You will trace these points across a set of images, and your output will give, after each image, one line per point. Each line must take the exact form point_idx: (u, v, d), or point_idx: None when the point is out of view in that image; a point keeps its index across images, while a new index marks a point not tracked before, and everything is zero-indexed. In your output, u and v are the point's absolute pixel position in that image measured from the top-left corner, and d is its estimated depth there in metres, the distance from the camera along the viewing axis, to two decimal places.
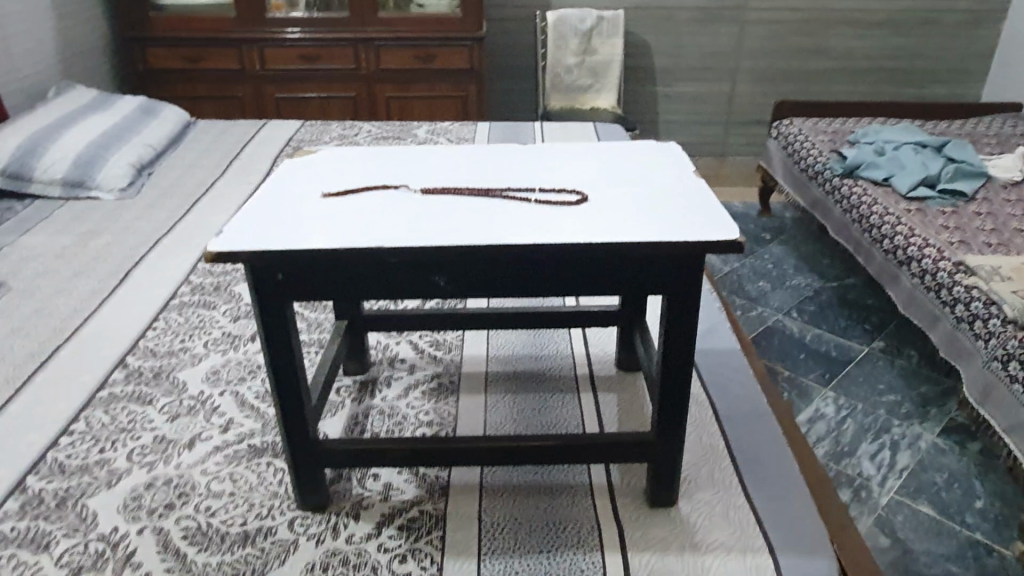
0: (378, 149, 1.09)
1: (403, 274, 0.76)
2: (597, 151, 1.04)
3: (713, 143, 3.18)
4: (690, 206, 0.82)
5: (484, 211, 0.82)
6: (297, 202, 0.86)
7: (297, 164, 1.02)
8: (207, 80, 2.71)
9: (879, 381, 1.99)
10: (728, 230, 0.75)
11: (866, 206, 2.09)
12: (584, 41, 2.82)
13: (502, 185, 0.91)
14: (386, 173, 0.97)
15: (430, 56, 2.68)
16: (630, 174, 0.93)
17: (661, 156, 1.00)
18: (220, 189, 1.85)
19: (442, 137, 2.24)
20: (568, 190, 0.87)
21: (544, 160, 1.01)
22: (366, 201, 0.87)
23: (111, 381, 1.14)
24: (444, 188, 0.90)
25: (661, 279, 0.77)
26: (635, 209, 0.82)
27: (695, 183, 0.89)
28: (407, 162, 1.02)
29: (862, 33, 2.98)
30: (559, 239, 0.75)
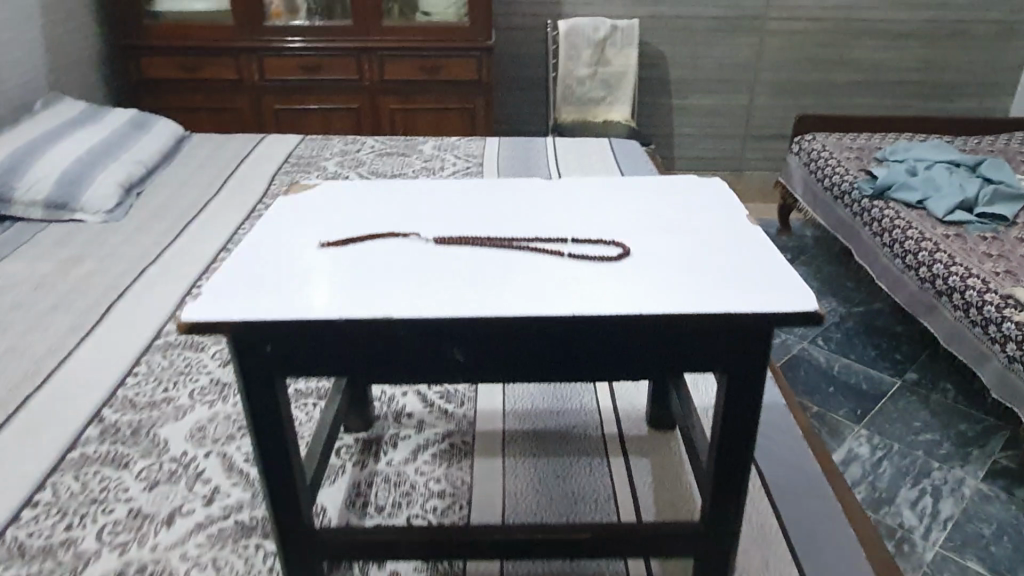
0: (381, 182, 0.97)
1: (415, 346, 0.64)
2: (631, 186, 0.91)
3: (729, 158, 3.06)
4: (751, 264, 0.69)
5: (508, 268, 0.70)
6: (286, 255, 0.74)
7: (289, 203, 0.90)
8: (205, 91, 2.59)
9: (914, 418, 1.87)
10: (801, 296, 0.63)
11: (899, 230, 1.97)
12: (597, 52, 2.70)
13: (527, 232, 0.78)
14: (392, 215, 0.85)
15: (437, 66, 2.56)
16: (676, 217, 0.80)
17: (707, 192, 0.88)
18: (214, 211, 1.73)
19: (449, 154, 2.12)
20: (604, 239, 0.75)
21: (574, 198, 0.89)
22: (369, 252, 0.75)
23: (84, 439, 1.02)
24: (460, 234, 0.77)
25: (721, 352, 0.65)
26: (687, 267, 0.70)
27: (753, 231, 0.76)
28: (414, 200, 0.90)
29: (887, 44, 2.87)
30: (600, 307, 0.63)
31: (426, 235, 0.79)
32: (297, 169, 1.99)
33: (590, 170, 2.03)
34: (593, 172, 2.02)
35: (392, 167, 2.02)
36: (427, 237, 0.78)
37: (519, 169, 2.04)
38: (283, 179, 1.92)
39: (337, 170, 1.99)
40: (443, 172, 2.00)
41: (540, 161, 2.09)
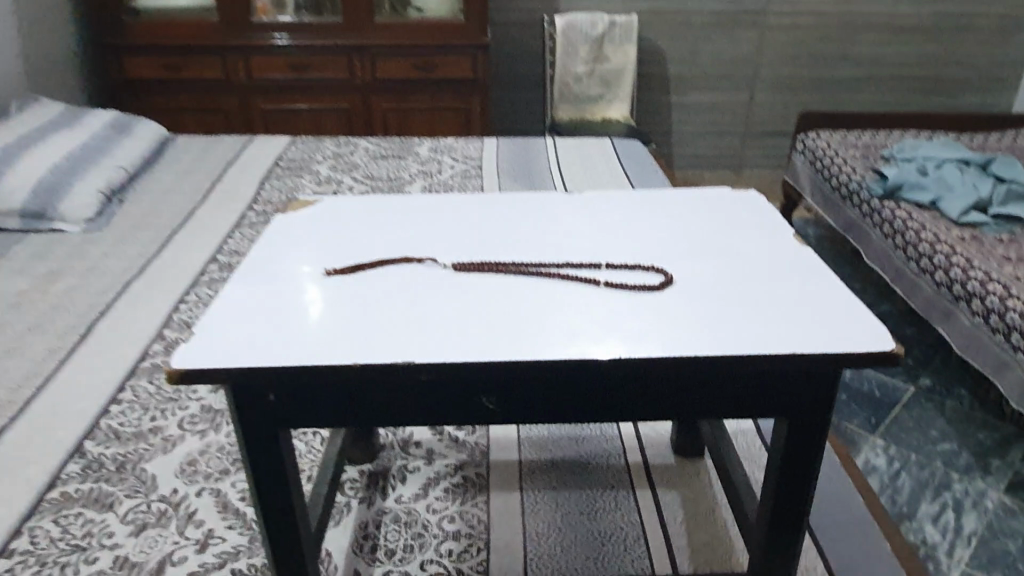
0: (385, 198, 0.90)
1: (440, 393, 0.57)
2: (663, 203, 0.85)
3: (729, 156, 3.00)
4: (811, 294, 0.63)
5: (541, 301, 0.63)
6: (286, 287, 0.67)
7: (284, 224, 0.82)
8: (189, 91, 2.50)
9: (930, 426, 1.81)
10: (874, 335, 0.57)
11: (911, 233, 1.91)
12: (595, 48, 2.63)
13: (554, 258, 0.72)
14: (402, 237, 0.78)
15: (431, 64, 2.48)
16: (716, 240, 0.74)
17: (747, 211, 0.81)
18: (202, 220, 1.64)
19: (447, 156, 2.04)
20: (642, 264, 0.69)
21: (601, 217, 0.82)
22: (382, 281, 0.67)
23: (65, 476, 0.93)
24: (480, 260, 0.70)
25: (782, 395, 0.59)
26: (738, 298, 0.63)
27: (805, 256, 0.70)
28: (423, 218, 0.83)
29: (890, 39, 2.81)
30: (648, 348, 0.56)
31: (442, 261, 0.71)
32: (288, 173, 1.91)
33: (593, 172, 1.95)
34: (597, 174, 1.94)
35: (387, 170, 1.94)
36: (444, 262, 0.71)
37: (521, 170, 1.96)
38: (273, 184, 1.83)
39: (330, 174, 1.91)
40: (441, 175, 1.92)
41: (542, 163, 2.01)
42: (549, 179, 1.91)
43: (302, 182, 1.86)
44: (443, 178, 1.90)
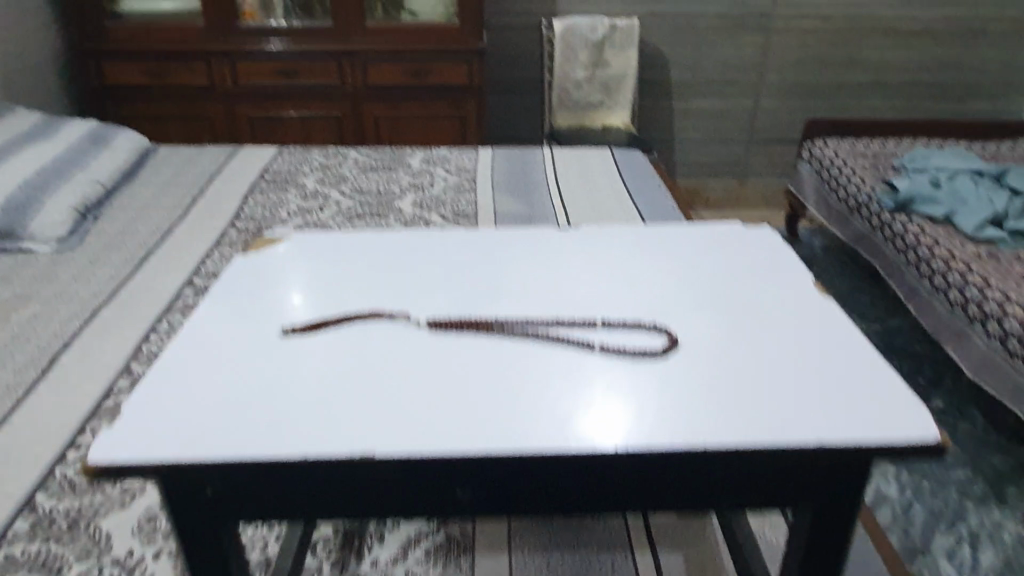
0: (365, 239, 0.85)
1: (415, 485, 0.54)
2: (664, 250, 0.81)
3: (733, 164, 2.92)
4: (832, 369, 0.60)
5: (533, 372, 0.59)
6: (254, 353, 0.62)
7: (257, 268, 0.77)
8: (174, 98, 2.42)
9: (943, 451, 1.73)
10: (913, 421, 0.54)
11: (923, 248, 1.83)
12: (595, 53, 2.55)
13: (547, 314, 0.68)
14: (386, 287, 0.73)
15: (424, 71, 2.39)
16: (728, 299, 0.70)
17: (755, 261, 0.79)
18: (179, 238, 1.57)
19: (439, 167, 1.96)
20: (641, 324, 0.65)
21: (602, 264, 0.78)
22: (362, 345, 0.63)
23: (10, 536, 0.85)
24: (459, 317, 0.66)
25: (785, 480, 0.56)
26: (746, 375, 0.60)
27: (821, 318, 0.67)
28: (409, 263, 0.78)
29: (897, 43, 2.72)
30: (659, 437, 0.52)
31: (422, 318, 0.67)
32: (272, 186, 1.82)
33: (591, 184, 1.87)
34: (595, 186, 1.86)
35: (377, 183, 1.85)
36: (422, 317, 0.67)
37: (515, 183, 1.88)
38: (257, 199, 1.75)
39: (317, 188, 1.82)
40: (433, 189, 1.83)
41: (538, 175, 1.93)
42: (544, 192, 1.83)
43: (287, 197, 1.77)
44: (435, 192, 1.82)
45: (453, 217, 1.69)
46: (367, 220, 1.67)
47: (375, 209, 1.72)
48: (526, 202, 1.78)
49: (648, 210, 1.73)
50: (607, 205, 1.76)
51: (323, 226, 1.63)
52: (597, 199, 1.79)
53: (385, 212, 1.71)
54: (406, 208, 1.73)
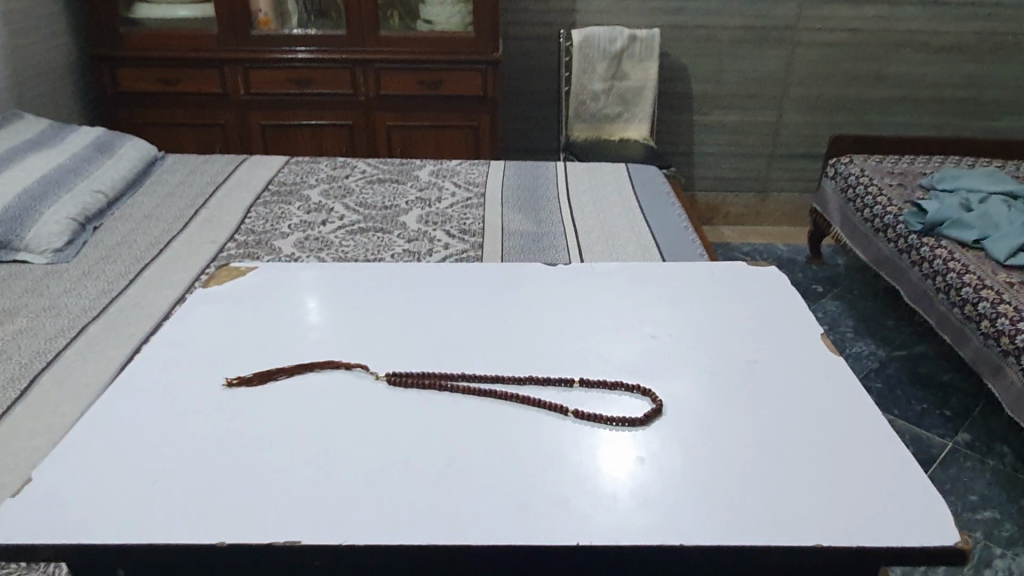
0: (372, 279, 0.93)
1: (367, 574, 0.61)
2: (669, 304, 0.86)
3: (755, 179, 2.83)
4: (849, 446, 0.65)
5: (518, 452, 0.65)
6: (258, 426, 0.69)
7: (267, 330, 0.84)
8: (186, 106, 2.40)
9: (970, 489, 1.63)
10: (932, 524, 0.57)
11: (953, 275, 1.74)
12: (613, 65, 2.48)
13: (515, 368, 0.75)
14: (389, 338, 0.81)
15: (437, 81, 2.35)
16: (724, 373, 0.74)
17: (768, 315, 0.84)
18: (177, 251, 1.53)
19: (447, 180, 1.91)
20: (620, 385, 0.72)
21: (597, 324, 0.82)
22: (365, 420, 0.69)
23: None
24: (421, 371, 0.75)
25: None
26: (761, 447, 0.65)
27: (830, 386, 0.73)
28: (407, 309, 0.86)
29: (929, 57, 2.62)
30: (661, 531, 0.57)
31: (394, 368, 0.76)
32: (276, 198, 1.78)
33: (601, 201, 1.81)
34: (607, 203, 1.80)
35: (384, 197, 1.81)
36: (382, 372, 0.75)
37: (524, 198, 1.82)
38: (261, 212, 1.71)
39: (321, 201, 1.78)
40: (440, 204, 1.78)
41: (549, 191, 1.87)
42: (553, 208, 1.77)
43: (291, 209, 1.73)
44: (441, 207, 1.76)
45: (458, 234, 1.64)
46: (370, 235, 1.62)
47: (379, 223, 1.67)
48: (535, 218, 1.72)
49: (660, 230, 1.67)
50: (618, 224, 1.69)
51: (323, 241, 1.58)
52: (608, 217, 1.73)
53: (389, 226, 1.66)
54: (411, 223, 1.68)
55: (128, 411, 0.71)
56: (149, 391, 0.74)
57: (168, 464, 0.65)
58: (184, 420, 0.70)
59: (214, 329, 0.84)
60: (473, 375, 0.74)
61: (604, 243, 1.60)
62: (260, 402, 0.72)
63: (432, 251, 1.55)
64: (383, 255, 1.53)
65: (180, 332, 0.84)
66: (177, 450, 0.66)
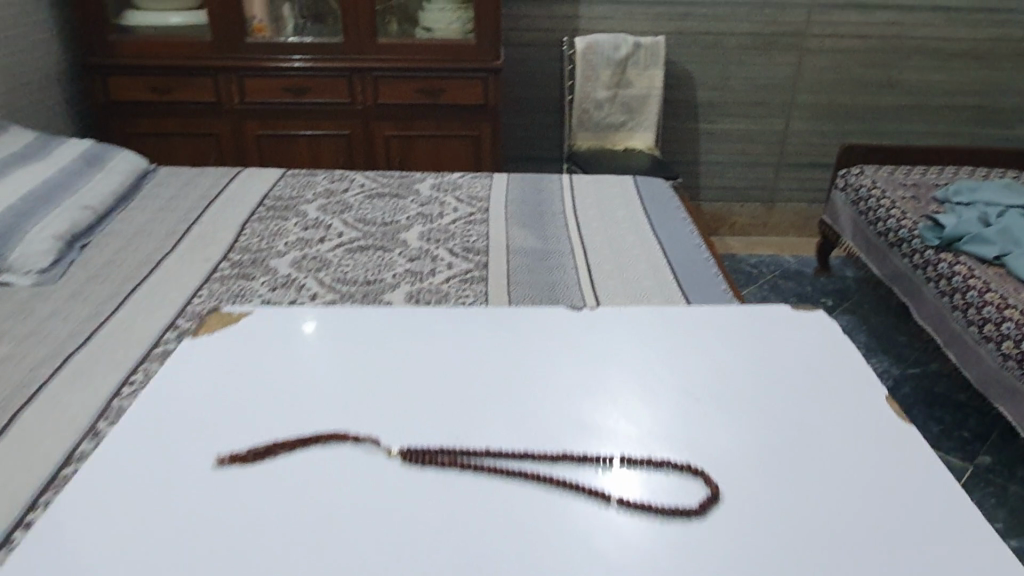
0: (376, 324, 0.83)
1: None
2: (710, 357, 0.77)
3: (761, 188, 2.78)
4: (944, 542, 0.56)
5: (559, 548, 0.55)
6: (250, 509, 0.59)
7: (258, 385, 0.74)
8: (179, 115, 2.33)
9: (994, 517, 1.57)
10: None
11: (973, 293, 1.68)
12: (618, 72, 2.42)
13: (545, 440, 0.65)
14: (398, 397, 0.71)
15: (437, 89, 2.29)
16: (787, 447, 0.65)
17: (825, 371, 0.75)
18: (168, 271, 1.46)
19: (449, 194, 1.85)
20: (671, 463, 0.63)
21: (633, 382, 0.72)
22: (375, 500, 0.60)
23: None
24: (437, 446, 0.64)
25: None
26: (843, 546, 0.55)
27: (909, 460, 0.64)
28: (417, 360, 0.77)
29: (940, 64, 2.57)
30: None
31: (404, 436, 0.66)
32: (271, 215, 1.71)
33: (610, 217, 1.74)
34: (615, 219, 1.73)
35: (383, 213, 1.74)
36: (393, 442, 0.65)
37: (529, 214, 1.76)
38: (256, 229, 1.64)
39: (318, 217, 1.71)
40: (442, 220, 1.71)
41: (555, 206, 1.80)
42: (559, 224, 1.70)
43: (287, 227, 1.66)
44: (444, 224, 1.69)
45: (461, 252, 1.57)
46: (369, 253, 1.55)
47: (378, 241, 1.60)
48: (540, 235, 1.65)
49: (672, 246, 1.60)
50: (627, 240, 1.62)
51: (321, 260, 1.51)
52: (616, 233, 1.66)
53: (389, 245, 1.58)
54: (413, 241, 1.61)
55: (97, 488, 0.61)
56: (125, 460, 0.64)
57: (142, 557, 0.56)
58: (161, 498, 0.60)
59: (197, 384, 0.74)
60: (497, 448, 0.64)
61: (614, 261, 1.53)
62: (252, 476, 0.62)
63: (435, 271, 1.48)
64: (383, 276, 1.46)
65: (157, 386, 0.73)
66: (151, 539, 0.56)
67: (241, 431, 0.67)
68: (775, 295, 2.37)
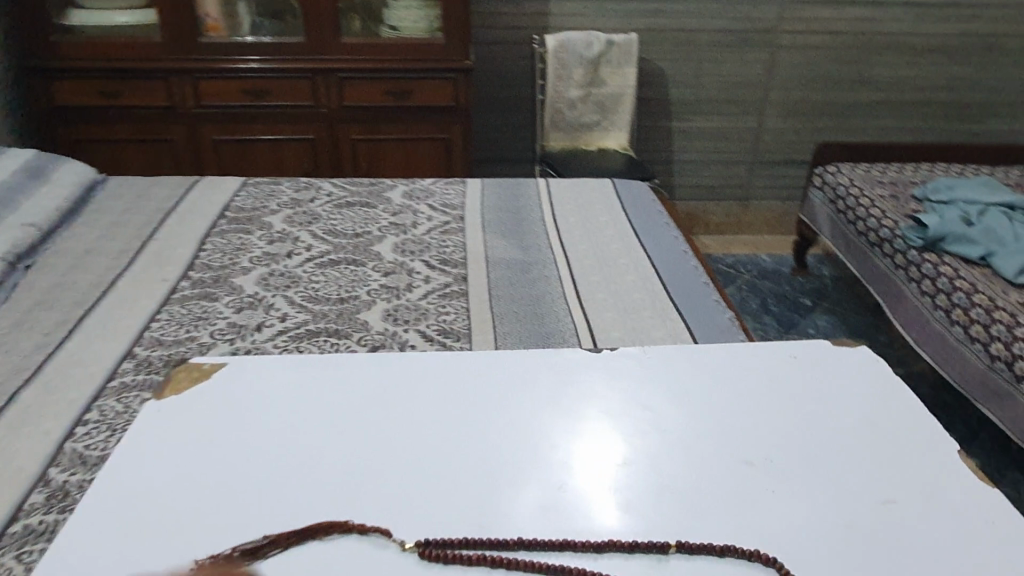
0: (372, 376, 0.74)
1: None
2: (747, 406, 0.70)
3: (734, 186, 2.74)
4: None
5: None
6: None
7: (240, 453, 0.64)
8: (130, 120, 2.20)
9: None
10: None
11: (960, 295, 1.65)
12: (591, 70, 2.36)
13: (583, 524, 0.57)
14: (408, 473, 0.62)
15: (404, 91, 2.19)
16: (854, 517, 0.58)
17: (879, 422, 0.68)
18: (124, 293, 1.35)
19: (422, 202, 1.76)
20: (731, 546, 0.55)
21: (670, 441, 0.65)
22: None
23: None
24: (463, 537, 0.56)
25: None
26: None
27: (983, 522, 0.57)
28: (421, 419, 0.68)
29: (910, 60, 2.56)
30: None
31: (423, 527, 0.57)
32: (234, 229, 1.61)
33: (592, 223, 1.67)
34: (597, 225, 1.67)
35: (354, 224, 1.64)
36: (410, 536, 0.56)
37: (507, 222, 1.68)
38: (217, 245, 1.53)
39: (285, 230, 1.61)
40: (416, 229, 1.62)
41: (533, 212, 1.73)
42: (539, 231, 1.63)
43: (252, 242, 1.55)
44: (418, 234, 1.60)
45: (438, 264, 1.48)
46: (341, 268, 1.45)
47: (350, 255, 1.50)
48: (521, 244, 1.58)
49: (658, 254, 1.54)
50: (611, 248, 1.56)
51: (290, 277, 1.41)
52: (599, 240, 1.59)
53: (362, 258, 1.49)
54: (386, 254, 1.51)
55: None
56: (91, 561, 0.55)
57: None
58: None
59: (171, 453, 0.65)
60: (531, 538, 0.56)
61: (600, 271, 1.46)
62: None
63: (413, 286, 1.39)
64: (358, 292, 1.36)
65: (122, 468, 0.63)
66: None
67: (228, 525, 0.57)
68: (754, 296, 2.34)
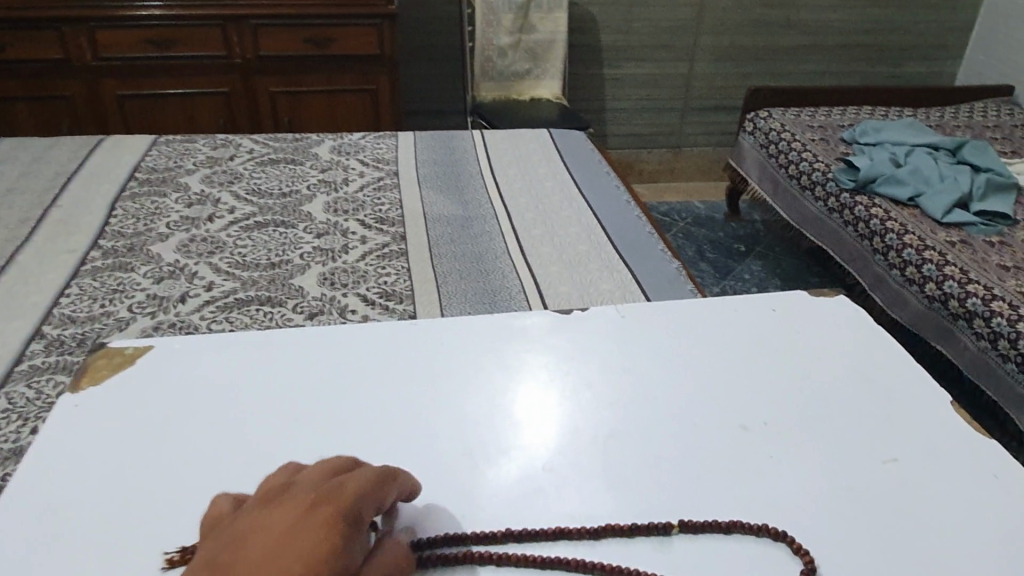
0: (323, 355, 0.67)
1: None
2: (726, 368, 0.67)
3: (666, 134, 2.73)
4: None
5: None
6: None
7: (180, 448, 0.58)
8: (19, 75, 2.00)
9: None
10: None
11: (892, 236, 1.69)
12: (520, 16, 2.27)
13: (577, 510, 0.53)
14: (373, 458, 0.57)
15: (326, 39, 2.06)
16: (850, 483, 0.56)
17: (861, 377, 0.67)
18: (26, 267, 1.23)
19: (352, 156, 1.67)
20: (733, 522, 0.52)
21: (652, 410, 0.62)
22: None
23: None
24: (449, 535, 0.51)
25: None
26: None
27: (976, 481, 0.56)
28: (382, 399, 0.62)
29: (836, 3, 2.57)
30: None
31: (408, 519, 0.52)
32: (147, 191, 1.48)
33: (533, 175, 1.62)
34: (538, 176, 1.62)
35: (280, 182, 1.54)
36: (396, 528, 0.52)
37: (443, 176, 1.62)
38: (128, 210, 1.41)
39: (204, 190, 1.50)
40: (348, 187, 1.54)
41: (471, 166, 1.67)
42: (476, 185, 1.58)
43: (168, 206, 1.43)
44: (350, 192, 1.52)
45: (374, 223, 1.41)
46: (270, 230, 1.36)
47: (279, 216, 1.41)
48: (460, 199, 1.52)
49: (600, 204, 1.50)
50: (552, 200, 1.51)
51: (214, 242, 1.32)
52: (540, 192, 1.55)
53: (292, 219, 1.40)
54: (317, 214, 1.43)
55: None
56: None
57: None
58: None
59: (97, 453, 0.58)
60: (522, 529, 0.51)
61: (545, 224, 1.42)
62: None
63: (349, 247, 1.31)
64: (290, 256, 1.28)
65: (50, 470, 0.56)
66: None
67: (182, 529, 0.51)
68: (689, 243, 2.36)
